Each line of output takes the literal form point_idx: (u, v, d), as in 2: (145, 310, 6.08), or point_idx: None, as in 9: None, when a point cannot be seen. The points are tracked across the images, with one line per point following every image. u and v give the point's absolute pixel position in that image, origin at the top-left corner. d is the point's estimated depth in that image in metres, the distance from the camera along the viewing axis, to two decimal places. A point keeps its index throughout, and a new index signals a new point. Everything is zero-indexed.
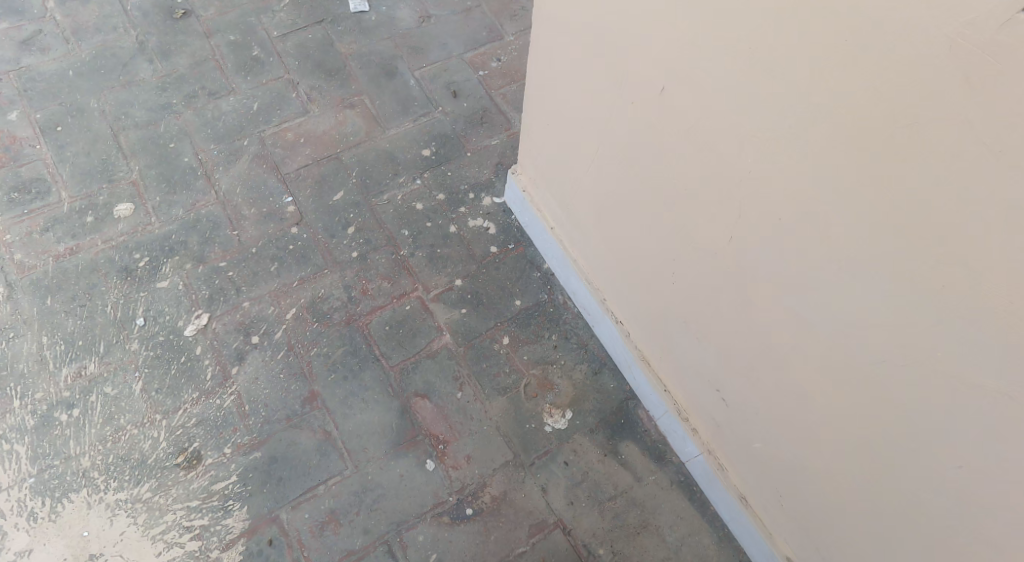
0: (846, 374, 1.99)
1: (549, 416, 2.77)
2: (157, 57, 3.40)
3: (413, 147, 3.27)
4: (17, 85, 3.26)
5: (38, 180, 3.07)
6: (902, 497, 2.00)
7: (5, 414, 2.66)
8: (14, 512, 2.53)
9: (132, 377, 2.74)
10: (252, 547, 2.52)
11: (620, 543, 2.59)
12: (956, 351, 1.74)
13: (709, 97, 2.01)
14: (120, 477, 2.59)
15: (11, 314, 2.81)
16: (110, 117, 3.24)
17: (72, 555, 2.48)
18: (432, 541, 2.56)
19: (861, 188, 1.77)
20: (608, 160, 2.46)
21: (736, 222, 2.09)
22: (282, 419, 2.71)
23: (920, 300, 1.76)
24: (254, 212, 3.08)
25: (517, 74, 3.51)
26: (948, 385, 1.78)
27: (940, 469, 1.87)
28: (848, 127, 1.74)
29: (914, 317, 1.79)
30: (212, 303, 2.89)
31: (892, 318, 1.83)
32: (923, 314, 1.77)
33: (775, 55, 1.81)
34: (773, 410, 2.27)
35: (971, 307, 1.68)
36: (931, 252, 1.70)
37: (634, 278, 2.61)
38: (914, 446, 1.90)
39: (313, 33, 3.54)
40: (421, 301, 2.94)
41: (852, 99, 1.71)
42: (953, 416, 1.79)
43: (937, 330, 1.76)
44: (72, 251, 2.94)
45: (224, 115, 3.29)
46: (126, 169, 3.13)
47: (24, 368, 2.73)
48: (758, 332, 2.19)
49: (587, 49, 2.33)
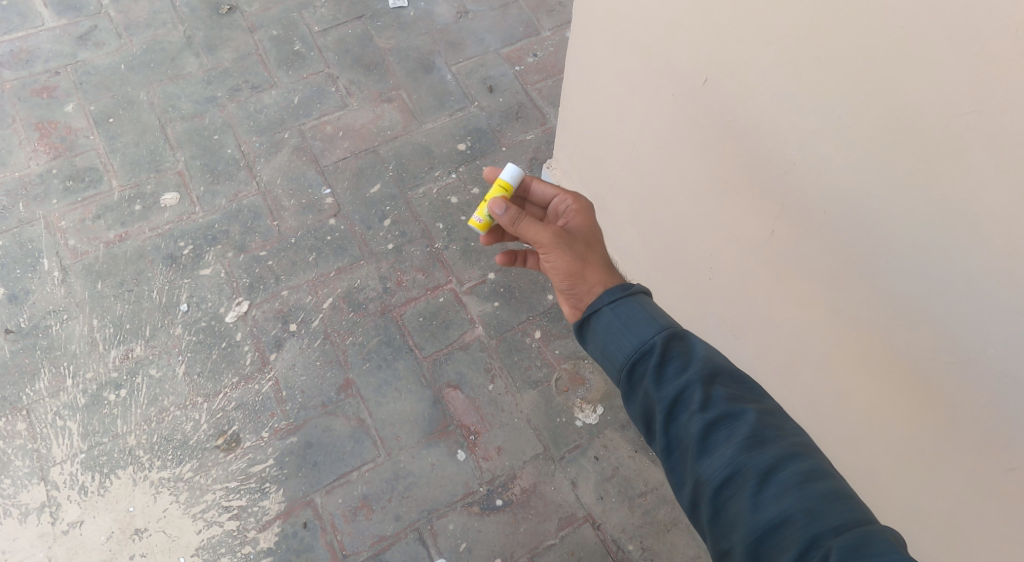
0: (886, 373, 1.97)
1: (580, 410, 2.79)
2: (203, 51, 3.49)
3: (448, 141, 3.31)
4: (74, 79, 3.38)
5: (91, 169, 3.18)
6: (949, 502, 1.96)
7: (60, 392, 2.77)
8: (67, 485, 2.64)
9: (176, 360, 2.83)
10: (287, 528, 2.60)
11: (649, 540, 2.61)
12: (1008, 349, 1.70)
13: (756, 91, 2.00)
14: (164, 457, 2.69)
15: (64, 297, 2.93)
16: (158, 109, 3.34)
17: (119, 529, 2.58)
18: (463, 529, 2.61)
19: (909, 180, 1.75)
20: (646, 154, 2.47)
21: (779, 217, 2.08)
22: (318, 406, 2.78)
23: (969, 295, 1.73)
24: (293, 203, 3.15)
25: (554, 69, 3.53)
26: (999, 383, 1.74)
27: (988, 470, 1.83)
28: (898, 117, 1.72)
29: (963, 314, 1.76)
30: (253, 291, 2.97)
31: (942, 316, 1.80)
32: (973, 311, 1.74)
33: (820, 45, 1.80)
34: (813, 409, 2.26)
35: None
36: (983, 248, 1.68)
37: (671, 273, 2.62)
38: (961, 447, 1.87)
39: (352, 29, 3.59)
40: (454, 294, 2.98)
41: (903, 86, 1.69)
42: (1004, 415, 1.76)
43: (990, 326, 1.72)
44: (121, 238, 3.05)
45: (266, 108, 3.36)
46: (172, 159, 3.23)
47: (76, 349, 2.84)
48: (795, 328, 2.19)
49: (629, 42, 2.34)
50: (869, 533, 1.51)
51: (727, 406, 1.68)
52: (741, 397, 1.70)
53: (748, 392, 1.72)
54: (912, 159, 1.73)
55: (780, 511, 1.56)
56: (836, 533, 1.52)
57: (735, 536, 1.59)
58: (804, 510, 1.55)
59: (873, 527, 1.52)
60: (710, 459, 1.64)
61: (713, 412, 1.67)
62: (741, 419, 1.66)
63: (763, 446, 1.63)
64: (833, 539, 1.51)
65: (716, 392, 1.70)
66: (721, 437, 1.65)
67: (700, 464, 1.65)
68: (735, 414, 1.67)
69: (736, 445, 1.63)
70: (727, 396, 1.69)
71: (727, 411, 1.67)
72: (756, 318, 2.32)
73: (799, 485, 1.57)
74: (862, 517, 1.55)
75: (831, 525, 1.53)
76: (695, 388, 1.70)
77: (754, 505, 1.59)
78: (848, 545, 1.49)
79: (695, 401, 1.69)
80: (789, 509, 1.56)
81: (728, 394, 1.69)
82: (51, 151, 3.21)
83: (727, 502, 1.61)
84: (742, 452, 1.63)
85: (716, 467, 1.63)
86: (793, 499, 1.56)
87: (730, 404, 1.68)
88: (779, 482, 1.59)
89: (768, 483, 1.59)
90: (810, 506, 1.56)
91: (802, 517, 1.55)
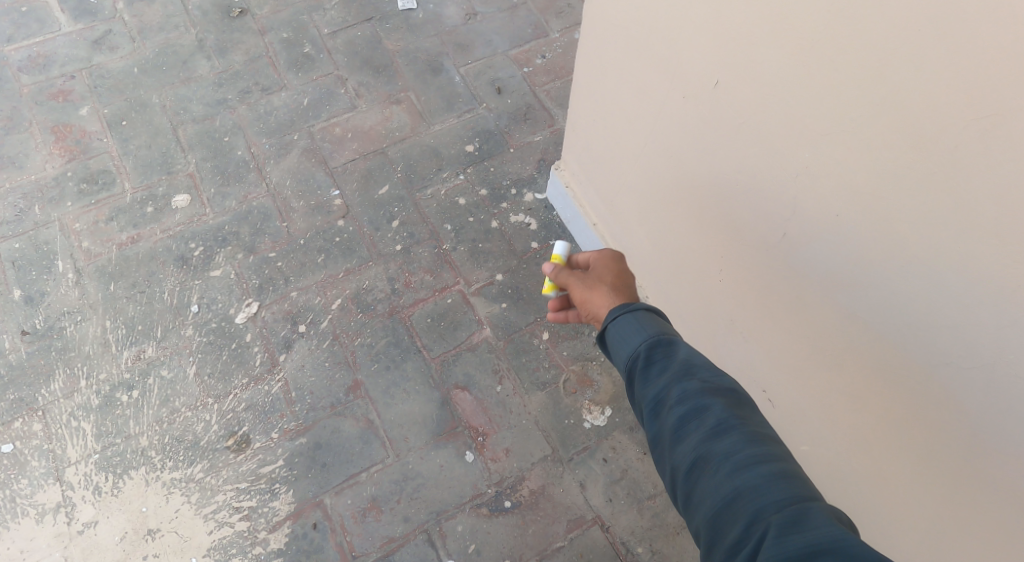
0: (898, 376, 1.95)
1: (589, 412, 2.78)
2: (215, 54, 3.51)
3: (456, 143, 3.30)
4: (88, 82, 3.41)
5: (105, 172, 3.21)
6: (963, 506, 1.94)
7: (74, 393, 2.79)
8: (82, 485, 2.66)
9: (187, 361, 2.85)
10: (297, 529, 2.61)
11: (659, 543, 2.59)
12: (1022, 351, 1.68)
13: (766, 91, 1.98)
14: (176, 457, 2.70)
15: (79, 299, 2.95)
16: (171, 112, 3.36)
17: (133, 529, 2.60)
18: (471, 531, 2.60)
19: (926, 182, 1.73)
20: (657, 157, 2.46)
21: (790, 218, 2.06)
22: (327, 407, 2.78)
23: (983, 296, 1.71)
24: (302, 205, 3.16)
25: (562, 71, 3.52)
26: (1014, 385, 1.72)
27: (1003, 474, 1.81)
28: (914, 118, 1.70)
29: (977, 316, 1.74)
30: (262, 292, 2.98)
31: (956, 318, 1.78)
32: (990, 314, 1.72)
33: (832, 45, 1.79)
34: (825, 412, 2.24)
35: None
36: (1000, 249, 1.65)
37: (680, 275, 2.61)
38: (975, 450, 1.85)
39: (361, 31, 3.60)
40: (462, 295, 2.98)
41: (919, 87, 1.67)
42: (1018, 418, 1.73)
43: (1004, 329, 1.70)
44: (134, 240, 3.07)
45: (277, 110, 3.38)
46: (184, 162, 3.24)
47: (90, 351, 2.86)
48: (808, 332, 2.16)
49: (639, 43, 2.33)
50: (807, 509, 1.51)
51: (697, 398, 1.67)
52: (714, 389, 1.68)
53: (725, 381, 1.69)
54: (927, 160, 1.71)
55: (733, 493, 1.56)
56: (777, 509, 1.52)
57: (697, 521, 1.61)
58: (755, 492, 1.55)
59: (811, 503, 1.52)
60: (679, 449, 1.65)
61: (684, 404, 1.67)
62: (709, 410, 1.65)
63: (727, 434, 1.62)
64: (773, 515, 1.51)
65: (688, 384, 1.69)
66: (689, 427, 1.65)
67: (670, 451, 1.67)
68: (705, 405, 1.65)
69: (701, 434, 1.63)
70: (700, 387, 1.68)
71: (697, 403, 1.66)
72: (767, 321, 2.30)
73: (755, 469, 1.56)
74: (807, 498, 1.53)
75: (775, 502, 1.52)
76: (670, 383, 1.70)
77: (712, 488, 1.59)
78: (786, 520, 1.49)
79: (669, 395, 1.69)
80: (741, 492, 1.56)
81: (701, 386, 1.68)
82: (66, 154, 3.24)
83: (692, 489, 1.62)
84: (707, 440, 1.62)
85: (683, 456, 1.64)
86: (746, 483, 1.56)
87: (701, 396, 1.67)
88: (737, 467, 1.58)
89: (726, 468, 1.59)
90: (761, 486, 1.55)
91: (750, 495, 1.55)
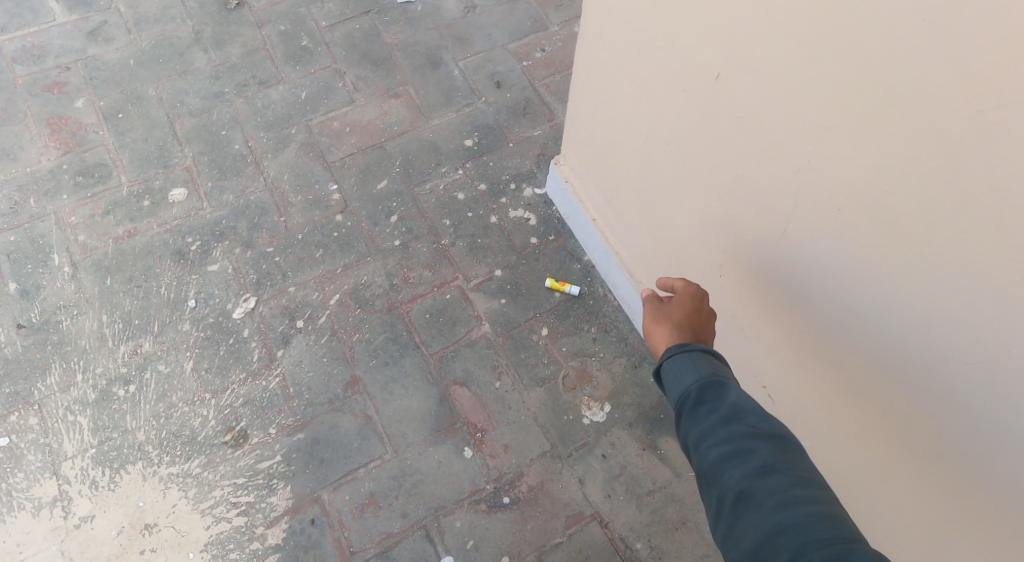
0: (901, 373, 1.95)
1: (588, 408, 2.78)
2: (212, 46, 3.49)
3: (455, 137, 3.29)
4: (84, 74, 3.38)
5: (101, 165, 3.19)
6: (967, 504, 1.94)
7: (70, 387, 2.78)
8: (78, 480, 2.65)
9: (184, 356, 2.84)
10: (295, 524, 2.60)
11: (658, 539, 2.59)
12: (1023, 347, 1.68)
13: (768, 86, 1.97)
14: (173, 452, 2.69)
15: (75, 293, 2.93)
16: (167, 105, 3.34)
17: (129, 524, 2.59)
18: (470, 527, 2.59)
19: (931, 177, 1.71)
20: (658, 151, 2.44)
21: (791, 214, 2.05)
22: (325, 402, 2.77)
23: (987, 293, 1.71)
24: (300, 200, 3.14)
25: (561, 65, 3.50)
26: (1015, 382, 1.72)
27: (1006, 471, 1.80)
28: (917, 112, 1.68)
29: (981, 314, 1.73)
30: (260, 287, 2.97)
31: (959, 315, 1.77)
32: (996, 309, 1.70)
33: (833, 39, 1.77)
34: (828, 410, 2.23)
35: None
36: (1006, 244, 1.64)
37: (680, 271, 2.60)
38: (977, 447, 1.84)
39: (359, 24, 3.58)
40: (461, 291, 2.97)
41: (923, 80, 1.65)
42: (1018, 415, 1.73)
43: (1007, 326, 1.70)
44: (130, 234, 3.05)
45: (274, 104, 3.36)
46: (181, 155, 3.22)
47: (86, 345, 2.85)
48: (810, 328, 2.15)
49: (640, 36, 2.31)
50: (852, 548, 1.55)
51: (743, 440, 1.73)
52: (762, 432, 1.74)
53: (773, 427, 1.76)
54: (931, 155, 1.70)
55: (775, 526, 1.62)
56: (818, 546, 1.57)
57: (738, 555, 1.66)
58: (796, 528, 1.60)
59: (855, 543, 1.56)
60: (721, 485, 1.72)
61: (729, 444, 1.74)
62: (755, 451, 1.72)
63: (771, 473, 1.68)
64: (813, 551, 1.56)
65: (735, 427, 1.76)
66: (733, 464, 1.72)
67: (716, 483, 1.73)
68: (750, 446, 1.72)
69: (745, 472, 1.70)
70: (747, 430, 1.75)
71: (743, 442, 1.73)
72: (768, 317, 2.29)
73: (796, 507, 1.63)
74: (849, 537, 1.58)
75: (816, 538, 1.58)
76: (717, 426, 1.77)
77: (754, 521, 1.65)
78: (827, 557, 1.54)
79: (715, 434, 1.76)
80: (782, 525, 1.62)
81: (748, 430, 1.75)
82: (61, 146, 3.22)
83: (734, 522, 1.68)
84: (751, 478, 1.69)
85: (725, 491, 1.70)
86: (786, 518, 1.62)
87: (747, 437, 1.73)
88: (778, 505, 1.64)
89: (768, 504, 1.65)
90: (801, 521, 1.61)
91: (790, 530, 1.61)
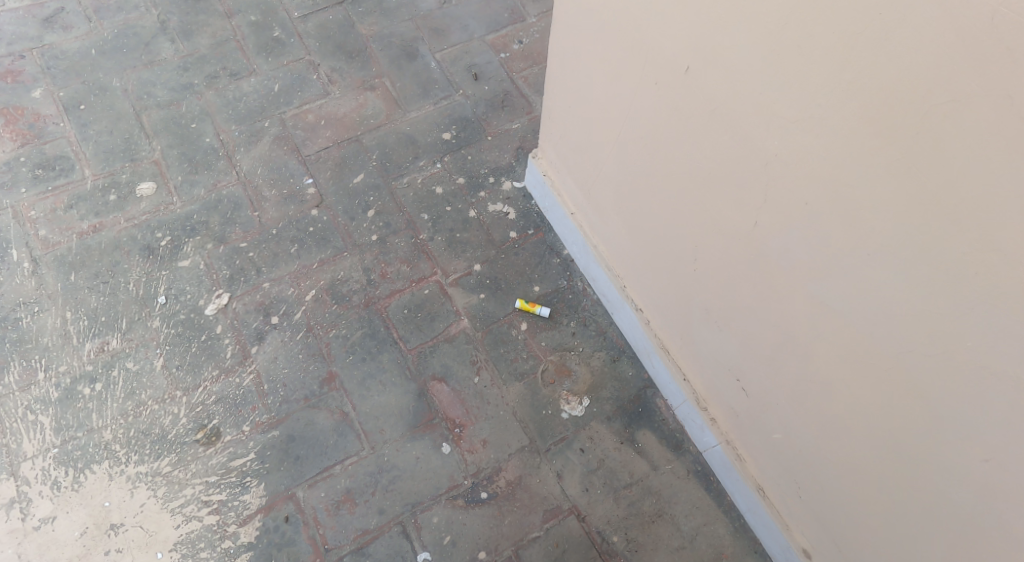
0: (870, 366, 1.99)
1: (566, 403, 2.79)
2: (179, 36, 3.42)
3: (433, 131, 3.27)
4: (41, 63, 3.29)
5: (61, 158, 3.10)
6: (930, 495, 1.98)
7: (31, 385, 2.71)
8: (39, 480, 2.58)
9: (154, 353, 2.78)
10: (268, 522, 2.57)
11: (634, 531, 2.61)
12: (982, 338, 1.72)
13: (740, 81, 1.99)
14: (141, 451, 2.64)
15: (36, 289, 2.85)
16: (133, 96, 3.26)
17: (94, 524, 2.53)
18: (447, 523, 2.59)
19: (891, 170, 1.75)
20: (631, 143, 2.46)
21: (762, 206, 2.08)
22: (301, 399, 2.74)
23: (949, 287, 1.74)
24: (275, 194, 3.10)
25: (539, 57, 3.50)
26: (975, 373, 1.76)
27: (967, 462, 1.85)
28: (879, 104, 1.72)
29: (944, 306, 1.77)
30: (233, 283, 2.92)
31: (923, 307, 1.81)
32: (954, 301, 1.75)
33: (803, 34, 1.79)
34: (798, 404, 2.26)
35: (1002, 292, 1.65)
36: (968, 238, 1.68)
37: (655, 264, 2.61)
38: (940, 438, 1.89)
39: (333, 14, 3.54)
40: (440, 286, 2.96)
41: (885, 72, 1.68)
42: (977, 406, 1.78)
43: (969, 318, 1.73)
44: (95, 228, 2.97)
45: (246, 96, 3.30)
46: (148, 149, 3.15)
47: (48, 342, 2.77)
48: (783, 320, 2.18)
49: (610, 29, 2.32)
50: None
51: None
52: None
53: None
54: (897, 149, 1.73)
55: None
56: None
57: None
58: None
59: None
60: None
61: None
62: None
63: None
64: None
65: None
66: None
67: None
68: None
69: None
70: None
71: None
72: (741, 310, 2.32)
73: None
74: None
75: None
76: None
77: None
78: None
79: None
80: None
81: None
82: (17, 138, 3.13)
83: None
84: None
85: None
86: None
87: None
88: None
89: None
90: None
91: None
